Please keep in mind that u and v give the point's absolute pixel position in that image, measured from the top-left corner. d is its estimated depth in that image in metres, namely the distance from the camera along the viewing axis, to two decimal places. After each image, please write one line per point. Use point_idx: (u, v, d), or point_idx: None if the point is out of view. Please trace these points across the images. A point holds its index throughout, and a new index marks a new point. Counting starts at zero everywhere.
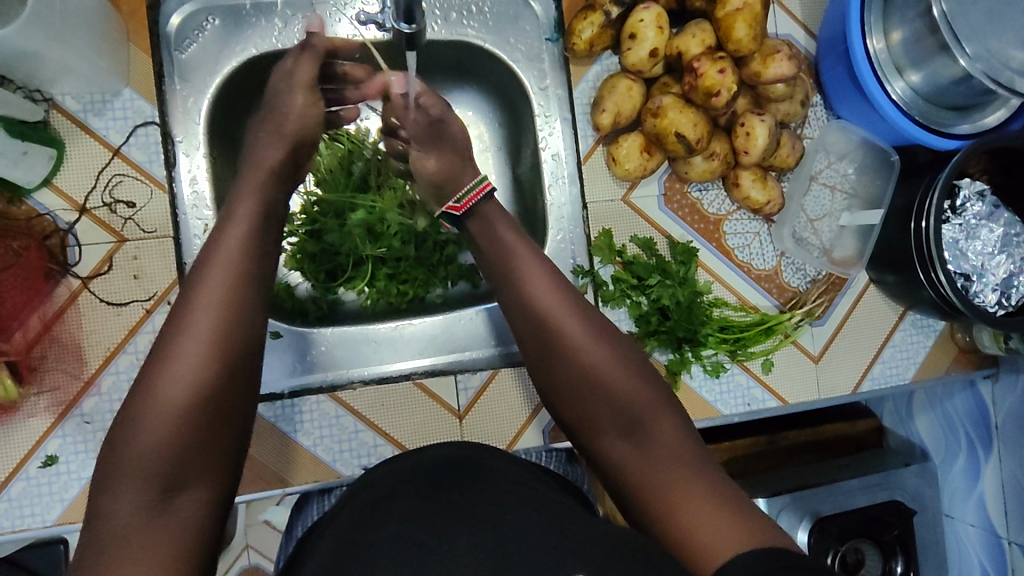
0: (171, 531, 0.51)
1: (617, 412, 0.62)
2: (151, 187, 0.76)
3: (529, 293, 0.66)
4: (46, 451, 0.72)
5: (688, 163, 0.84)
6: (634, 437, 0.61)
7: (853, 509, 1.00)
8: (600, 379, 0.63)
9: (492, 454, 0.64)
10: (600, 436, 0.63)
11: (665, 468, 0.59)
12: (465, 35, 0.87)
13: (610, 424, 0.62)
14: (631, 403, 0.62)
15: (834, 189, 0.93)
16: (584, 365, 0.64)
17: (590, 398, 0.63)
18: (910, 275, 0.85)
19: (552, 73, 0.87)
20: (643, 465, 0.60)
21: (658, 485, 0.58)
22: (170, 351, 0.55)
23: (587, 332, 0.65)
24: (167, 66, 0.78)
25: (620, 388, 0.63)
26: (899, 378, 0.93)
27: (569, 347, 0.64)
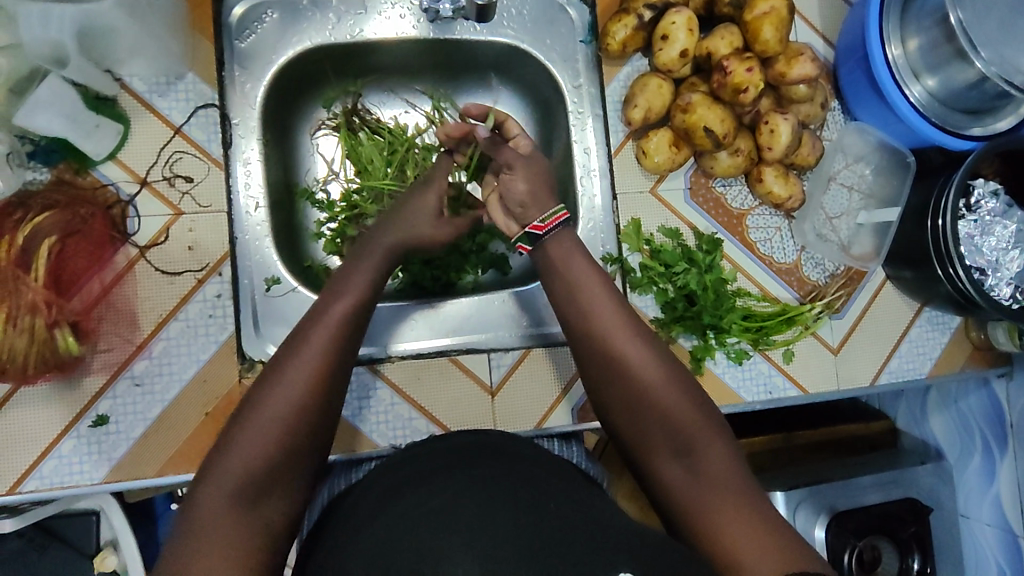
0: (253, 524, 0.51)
1: (669, 429, 0.63)
2: (208, 164, 0.80)
3: (587, 304, 0.69)
4: (97, 411, 0.75)
5: (714, 158, 0.88)
6: (685, 460, 0.62)
7: (866, 505, 1.04)
8: (652, 396, 0.65)
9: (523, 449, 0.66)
10: (654, 456, 0.64)
11: (714, 489, 0.60)
12: (504, 35, 0.92)
13: (662, 439, 0.63)
14: (682, 421, 0.64)
15: (852, 189, 0.97)
16: (637, 379, 0.65)
17: (639, 413, 0.65)
18: (927, 271, 0.89)
19: (586, 73, 0.92)
20: (693, 489, 0.61)
21: (706, 504, 0.59)
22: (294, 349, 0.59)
23: (645, 355, 0.66)
24: (227, 53, 0.84)
25: (676, 408, 0.64)
26: (915, 372, 0.96)
27: (623, 359, 0.66)
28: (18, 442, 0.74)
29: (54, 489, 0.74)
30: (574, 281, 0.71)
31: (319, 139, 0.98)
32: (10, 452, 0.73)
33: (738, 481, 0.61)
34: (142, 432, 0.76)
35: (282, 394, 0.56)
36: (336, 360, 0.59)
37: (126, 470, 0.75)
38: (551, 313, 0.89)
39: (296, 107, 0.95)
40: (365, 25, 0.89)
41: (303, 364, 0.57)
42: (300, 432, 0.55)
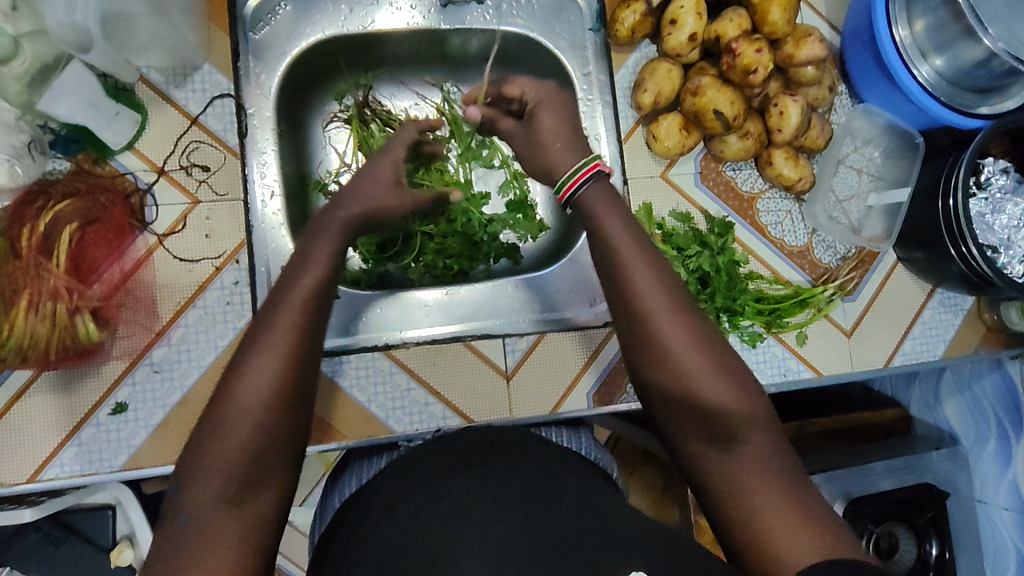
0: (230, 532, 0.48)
1: (707, 411, 0.57)
2: (224, 153, 0.82)
3: (613, 277, 0.61)
4: (116, 398, 0.75)
5: (724, 142, 0.89)
6: (724, 445, 0.56)
7: (882, 492, 1.06)
8: (688, 375, 0.57)
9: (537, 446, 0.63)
10: (690, 441, 0.58)
11: (756, 477, 0.54)
12: (514, 24, 0.94)
13: (699, 423, 0.57)
14: (720, 403, 0.57)
15: (861, 172, 0.98)
16: (672, 358, 0.58)
17: (673, 399, 0.58)
18: (939, 251, 0.89)
19: (594, 60, 0.94)
20: (732, 477, 0.55)
21: (746, 494, 0.54)
22: (256, 341, 0.54)
23: (681, 330, 0.58)
24: (242, 45, 0.85)
25: (712, 390, 0.57)
26: (929, 354, 0.96)
27: (656, 338, 0.58)
28: (39, 429, 0.74)
29: (74, 476, 0.74)
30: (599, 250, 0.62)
31: (332, 131, 0.99)
32: (32, 439, 0.74)
33: (780, 469, 0.55)
34: (161, 419, 0.76)
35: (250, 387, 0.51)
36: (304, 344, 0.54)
37: (146, 457, 0.75)
38: (564, 299, 0.91)
39: (310, 99, 0.96)
40: (376, 16, 0.91)
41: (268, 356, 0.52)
42: (275, 428, 0.52)
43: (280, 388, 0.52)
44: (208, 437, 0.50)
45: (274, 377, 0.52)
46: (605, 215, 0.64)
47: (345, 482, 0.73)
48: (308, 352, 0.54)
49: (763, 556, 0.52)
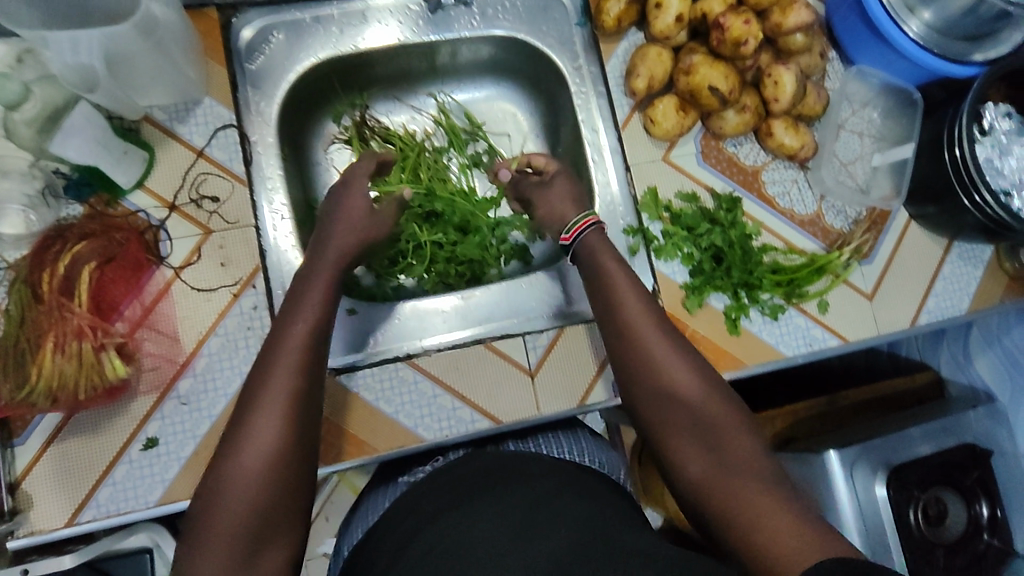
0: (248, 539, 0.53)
1: (694, 422, 0.63)
2: (232, 182, 0.83)
3: (621, 301, 0.73)
4: (147, 434, 0.75)
5: (721, 118, 0.90)
6: (712, 453, 0.61)
7: (914, 460, 1.00)
8: (675, 389, 0.66)
9: (541, 472, 0.67)
10: (679, 453, 0.63)
11: (740, 478, 0.59)
12: (502, 27, 0.96)
13: (688, 434, 0.63)
14: (698, 401, 0.65)
15: (862, 134, 0.98)
16: (662, 375, 0.67)
17: (665, 408, 0.66)
18: (951, 202, 0.88)
19: (584, 53, 0.95)
20: (719, 479, 0.60)
21: (730, 493, 0.58)
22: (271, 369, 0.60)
23: (667, 351, 0.68)
24: (239, 76, 0.88)
25: (692, 390, 0.65)
26: (954, 309, 0.95)
27: (643, 348, 0.69)
28: (70, 472, 0.73)
29: (111, 516, 0.73)
30: (602, 283, 0.76)
31: (333, 152, 1.01)
32: (64, 483, 0.73)
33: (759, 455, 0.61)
34: (192, 450, 0.75)
35: (269, 407, 0.57)
36: (304, 400, 0.59)
37: (181, 489, 0.74)
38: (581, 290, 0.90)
39: (309, 123, 0.98)
40: (366, 35, 0.93)
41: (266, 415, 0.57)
42: (283, 456, 0.56)
43: (284, 439, 0.57)
44: (217, 497, 0.54)
45: (279, 429, 0.57)
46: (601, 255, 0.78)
47: (365, 507, 0.77)
48: (305, 400, 0.59)
49: (753, 549, 0.54)
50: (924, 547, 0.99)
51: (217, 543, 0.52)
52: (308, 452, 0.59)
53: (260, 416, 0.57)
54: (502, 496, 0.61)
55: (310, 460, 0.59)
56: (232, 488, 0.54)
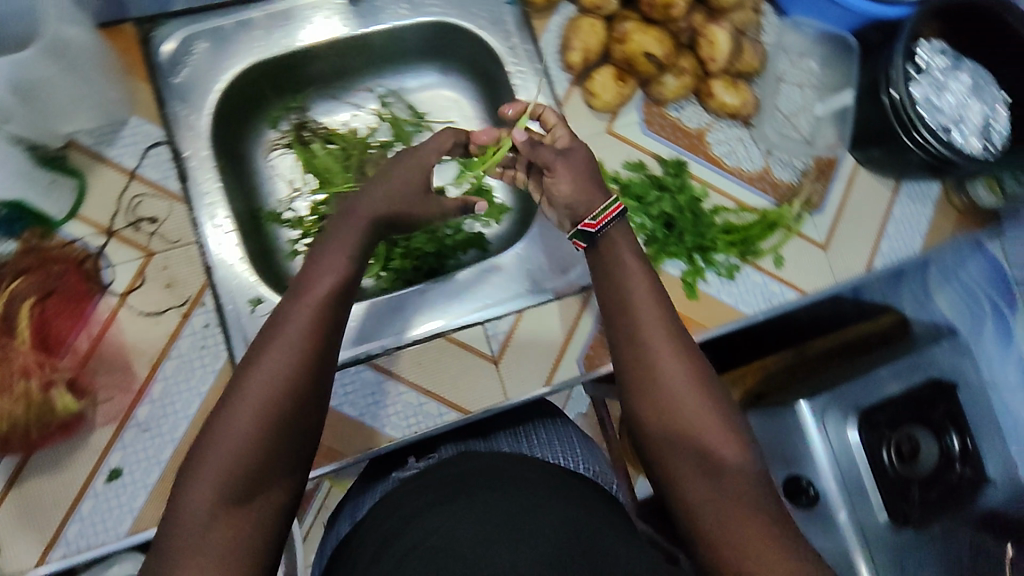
0: (235, 521, 0.49)
1: (692, 437, 0.56)
2: (168, 201, 0.82)
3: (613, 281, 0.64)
4: (110, 465, 0.74)
5: (661, 83, 0.90)
6: (709, 478, 0.55)
7: (883, 399, 1.02)
8: (674, 397, 0.58)
9: (528, 473, 0.67)
10: (673, 473, 0.56)
11: (738, 513, 0.52)
12: (431, 12, 0.94)
13: (686, 452, 0.56)
14: (725, 452, 0.56)
15: (803, 85, 0.98)
16: (662, 378, 0.58)
17: (663, 418, 0.58)
18: (894, 143, 0.89)
19: (517, 31, 0.93)
20: (715, 510, 0.53)
21: (723, 530, 0.52)
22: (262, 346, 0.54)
23: (670, 348, 0.60)
24: (165, 91, 0.85)
25: (720, 440, 0.56)
26: (908, 248, 0.97)
27: (663, 389, 0.58)
28: (35, 513, 0.72)
29: (81, 552, 0.72)
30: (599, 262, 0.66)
31: (278, 155, 0.98)
32: (30, 527, 0.72)
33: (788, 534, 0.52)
34: (158, 476, 0.74)
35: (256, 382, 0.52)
36: (318, 351, 0.54)
37: (151, 518, 0.73)
38: (534, 271, 0.89)
39: (245, 131, 0.95)
40: (295, 34, 0.91)
41: (277, 355, 0.53)
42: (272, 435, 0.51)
43: (273, 416, 0.51)
44: (211, 439, 0.51)
45: (264, 409, 0.51)
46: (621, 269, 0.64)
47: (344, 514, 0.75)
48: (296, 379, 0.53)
49: None
50: (898, 486, 1.01)
51: (199, 486, 0.49)
52: (316, 406, 0.54)
53: (267, 353, 0.53)
54: (474, 500, 0.61)
55: (315, 417, 0.54)
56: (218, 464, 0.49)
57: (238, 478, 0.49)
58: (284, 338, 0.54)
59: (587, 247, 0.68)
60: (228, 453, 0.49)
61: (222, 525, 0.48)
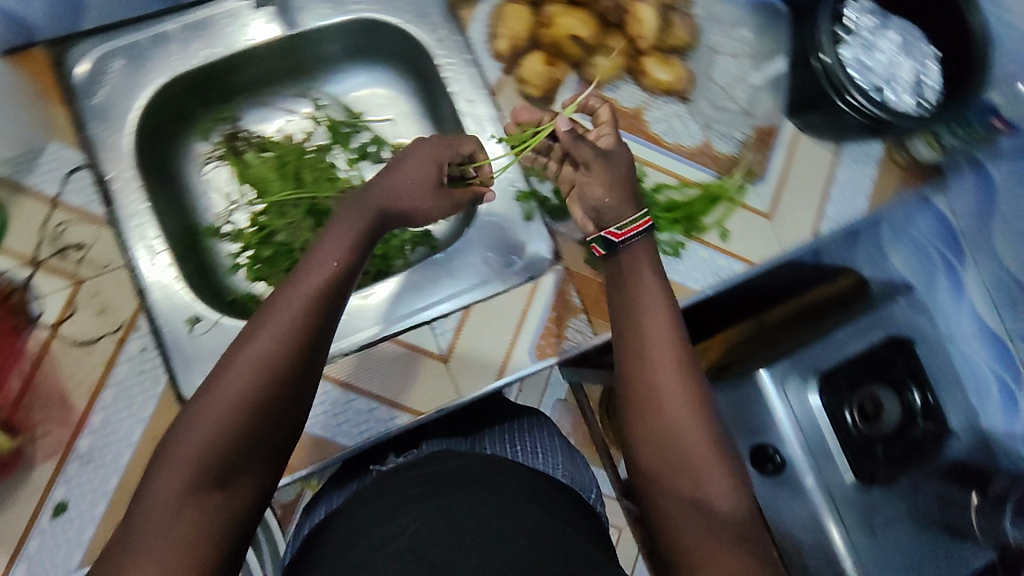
0: (192, 520, 0.49)
1: (684, 455, 0.58)
2: (94, 226, 0.81)
3: (632, 287, 0.65)
4: (55, 500, 0.73)
5: (593, 65, 0.90)
6: (691, 497, 0.57)
7: (849, 358, 1.03)
8: (672, 413, 0.59)
9: (500, 475, 0.69)
10: (659, 486, 0.58)
11: (709, 534, 0.55)
12: (355, 11, 0.91)
13: (676, 469, 0.58)
14: (712, 478, 0.57)
15: (739, 56, 0.96)
16: (662, 394, 0.59)
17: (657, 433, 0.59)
18: (830, 108, 0.88)
19: (444, 23, 0.90)
20: (688, 527, 0.56)
21: (690, 548, 0.55)
22: (247, 337, 0.53)
23: (677, 364, 0.60)
24: (84, 113, 0.82)
25: (716, 483, 0.57)
26: (854, 211, 0.97)
27: (661, 414, 0.59)
28: None
29: None
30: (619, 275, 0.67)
31: (214, 166, 0.96)
32: None
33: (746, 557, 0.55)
34: (105, 508, 0.74)
35: (235, 376, 0.51)
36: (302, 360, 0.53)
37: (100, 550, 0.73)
38: (481, 268, 0.86)
39: (174, 145, 0.93)
40: (216, 44, 0.88)
41: (259, 348, 0.52)
42: (244, 434, 0.51)
43: (245, 413, 0.51)
44: (186, 426, 0.51)
45: (239, 403, 0.51)
46: (638, 284, 0.65)
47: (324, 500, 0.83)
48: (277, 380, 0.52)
49: None
50: (862, 446, 1.03)
51: (170, 478, 0.49)
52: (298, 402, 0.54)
53: (249, 352, 0.52)
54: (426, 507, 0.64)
55: (294, 419, 0.54)
56: (186, 450, 0.50)
57: (209, 469, 0.50)
58: (268, 331, 0.53)
59: (605, 254, 0.69)
60: (201, 444, 0.50)
61: (184, 519, 0.49)
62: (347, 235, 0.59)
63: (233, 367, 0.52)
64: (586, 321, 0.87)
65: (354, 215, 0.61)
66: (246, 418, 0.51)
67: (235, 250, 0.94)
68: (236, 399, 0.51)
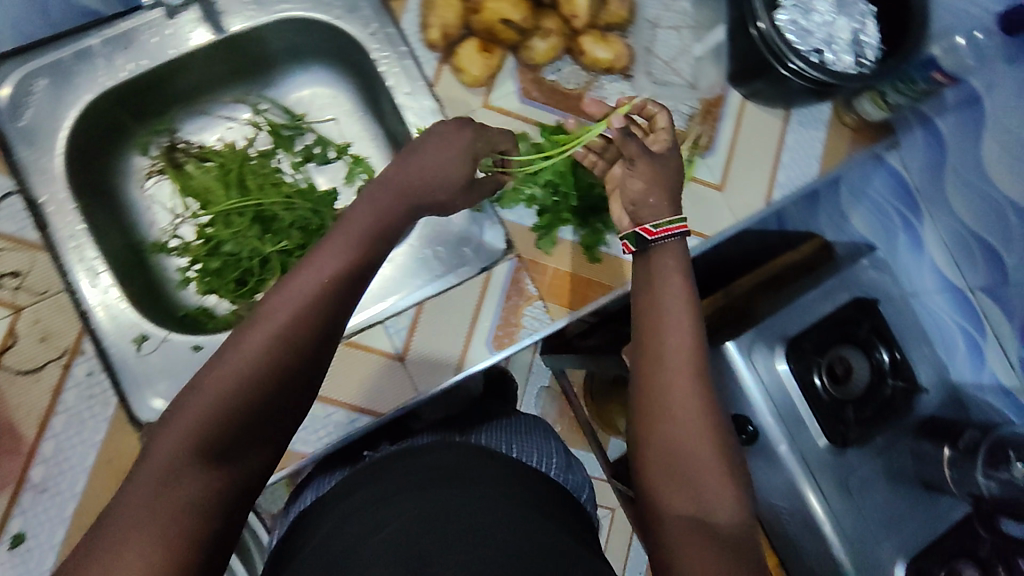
0: (192, 491, 0.49)
1: (685, 450, 0.60)
2: (28, 252, 0.81)
3: (654, 284, 0.67)
4: (12, 531, 0.74)
5: (529, 48, 0.88)
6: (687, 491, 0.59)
7: (819, 320, 1.03)
8: (677, 408, 0.61)
9: (488, 467, 0.71)
10: (654, 478, 0.61)
11: (697, 528, 0.58)
12: (283, 10, 0.89)
13: (677, 463, 0.60)
14: (709, 478, 0.59)
15: (679, 28, 0.95)
16: (670, 390, 0.62)
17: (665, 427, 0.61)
18: (773, 75, 0.87)
19: (376, 16, 0.88)
20: (679, 521, 0.59)
21: (678, 539, 0.58)
22: (261, 317, 0.54)
23: (687, 362, 0.63)
24: (10, 137, 0.79)
25: (717, 492, 0.59)
26: (805, 176, 0.96)
27: (669, 409, 0.61)
28: None
29: None
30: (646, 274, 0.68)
31: (154, 184, 0.95)
32: None
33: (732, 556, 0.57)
34: (63, 535, 0.74)
35: (248, 351, 0.53)
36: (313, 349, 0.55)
37: None
38: (433, 264, 0.87)
39: (112, 162, 0.91)
40: (143, 54, 0.85)
41: (269, 327, 0.54)
42: (253, 408, 0.52)
43: (253, 391, 0.52)
44: (194, 396, 0.52)
45: (247, 379, 0.52)
46: (661, 275, 0.67)
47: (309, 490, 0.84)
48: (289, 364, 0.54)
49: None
50: (833, 408, 1.02)
51: (173, 446, 0.50)
52: (302, 385, 0.55)
53: (261, 331, 0.53)
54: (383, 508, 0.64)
55: (300, 403, 0.56)
56: (190, 418, 0.50)
57: (205, 444, 0.50)
58: (274, 314, 0.54)
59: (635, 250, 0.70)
60: (198, 419, 0.50)
61: (185, 488, 0.49)
62: (360, 227, 0.60)
63: (244, 342, 0.53)
64: (543, 308, 0.86)
65: (368, 202, 0.63)
66: (254, 396, 0.52)
67: (184, 264, 0.94)
68: (248, 374, 0.52)
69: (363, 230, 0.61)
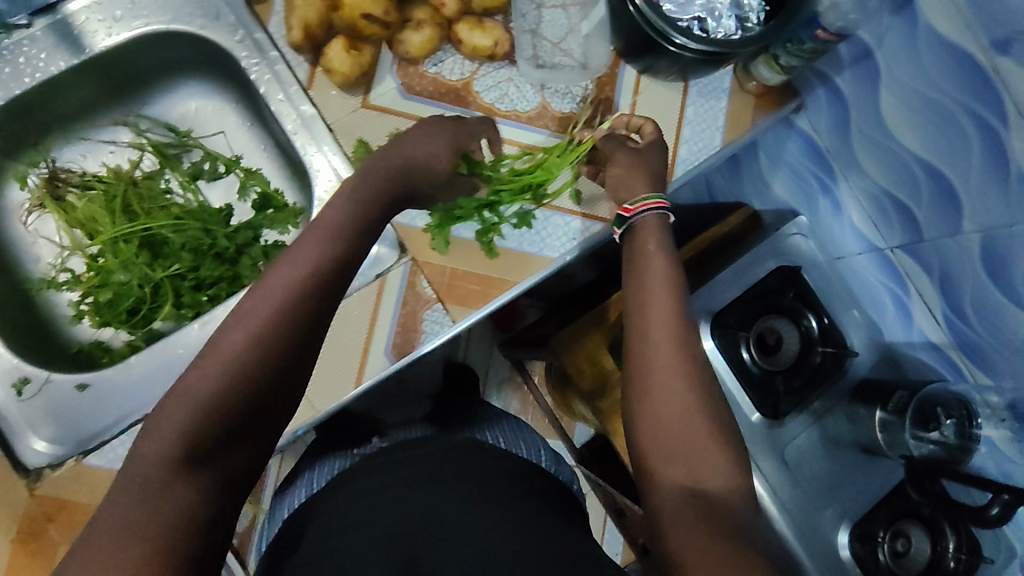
0: (178, 491, 0.50)
1: (682, 432, 0.60)
2: None
3: (645, 267, 0.67)
4: None
5: (402, 41, 0.84)
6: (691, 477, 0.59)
7: (751, 287, 1.02)
8: (669, 392, 0.61)
9: (443, 450, 0.70)
10: (655, 464, 0.60)
11: (701, 514, 0.57)
12: (141, 25, 0.84)
13: (679, 446, 0.60)
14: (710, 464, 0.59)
15: (565, 6, 0.91)
16: (664, 374, 0.62)
17: (668, 412, 0.61)
18: (659, 49, 0.83)
19: (242, 23, 0.85)
20: (679, 507, 0.58)
21: (680, 524, 0.57)
22: (238, 318, 0.56)
23: (678, 346, 0.63)
24: None
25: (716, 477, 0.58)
26: (709, 148, 0.93)
27: (659, 396, 0.61)
28: None
29: None
30: (640, 261, 0.68)
31: (34, 220, 0.92)
32: None
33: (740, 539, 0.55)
34: None
35: (230, 350, 0.54)
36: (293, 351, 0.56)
37: None
38: None
39: None
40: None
41: (247, 327, 0.55)
42: (236, 406, 0.53)
43: (230, 389, 0.53)
44: (179, 396, 0.53)
45: (226, 379, 0.53)
46: (647, 257, 0.68)
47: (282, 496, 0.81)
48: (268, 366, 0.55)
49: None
50: (764, 382, 0.99)
51: (160, 445, 0.51)
52: (285, 384, 0.56)
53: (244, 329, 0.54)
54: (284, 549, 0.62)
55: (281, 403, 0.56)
56: (169, 417, 0.52)
57: (191, 441, 0.51)
58: (252, 317, 0.55)
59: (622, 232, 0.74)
60: (181, 420, 0.51)
61: (171, 488, 0.50)
62: (329, 229, 0.61)
63: (227, 340, 0.54)
64: (443, 311, 0.84)
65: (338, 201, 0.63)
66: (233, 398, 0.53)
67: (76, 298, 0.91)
68: (230, 373, 0.53)
69: (343, 233, 0.61)
